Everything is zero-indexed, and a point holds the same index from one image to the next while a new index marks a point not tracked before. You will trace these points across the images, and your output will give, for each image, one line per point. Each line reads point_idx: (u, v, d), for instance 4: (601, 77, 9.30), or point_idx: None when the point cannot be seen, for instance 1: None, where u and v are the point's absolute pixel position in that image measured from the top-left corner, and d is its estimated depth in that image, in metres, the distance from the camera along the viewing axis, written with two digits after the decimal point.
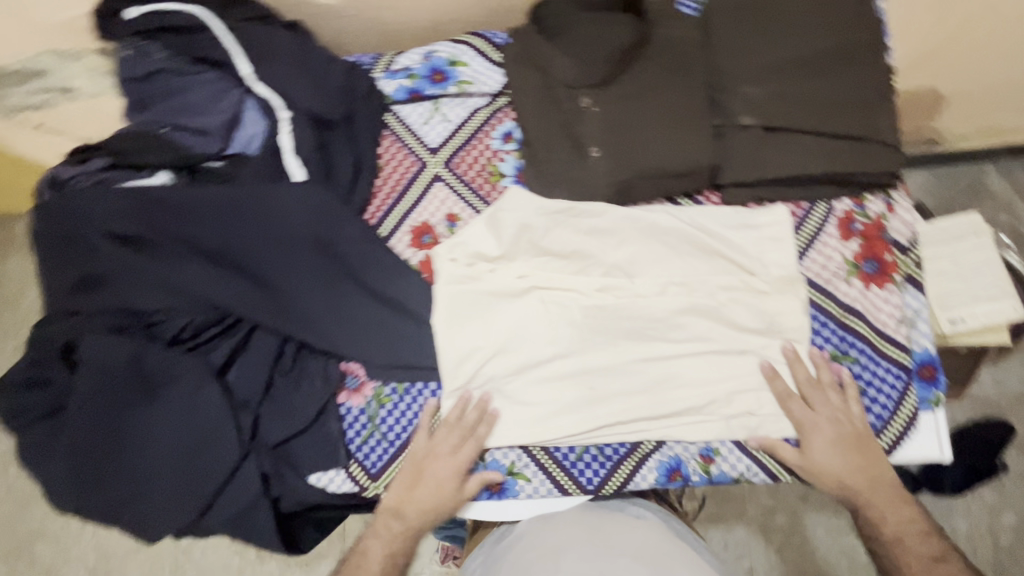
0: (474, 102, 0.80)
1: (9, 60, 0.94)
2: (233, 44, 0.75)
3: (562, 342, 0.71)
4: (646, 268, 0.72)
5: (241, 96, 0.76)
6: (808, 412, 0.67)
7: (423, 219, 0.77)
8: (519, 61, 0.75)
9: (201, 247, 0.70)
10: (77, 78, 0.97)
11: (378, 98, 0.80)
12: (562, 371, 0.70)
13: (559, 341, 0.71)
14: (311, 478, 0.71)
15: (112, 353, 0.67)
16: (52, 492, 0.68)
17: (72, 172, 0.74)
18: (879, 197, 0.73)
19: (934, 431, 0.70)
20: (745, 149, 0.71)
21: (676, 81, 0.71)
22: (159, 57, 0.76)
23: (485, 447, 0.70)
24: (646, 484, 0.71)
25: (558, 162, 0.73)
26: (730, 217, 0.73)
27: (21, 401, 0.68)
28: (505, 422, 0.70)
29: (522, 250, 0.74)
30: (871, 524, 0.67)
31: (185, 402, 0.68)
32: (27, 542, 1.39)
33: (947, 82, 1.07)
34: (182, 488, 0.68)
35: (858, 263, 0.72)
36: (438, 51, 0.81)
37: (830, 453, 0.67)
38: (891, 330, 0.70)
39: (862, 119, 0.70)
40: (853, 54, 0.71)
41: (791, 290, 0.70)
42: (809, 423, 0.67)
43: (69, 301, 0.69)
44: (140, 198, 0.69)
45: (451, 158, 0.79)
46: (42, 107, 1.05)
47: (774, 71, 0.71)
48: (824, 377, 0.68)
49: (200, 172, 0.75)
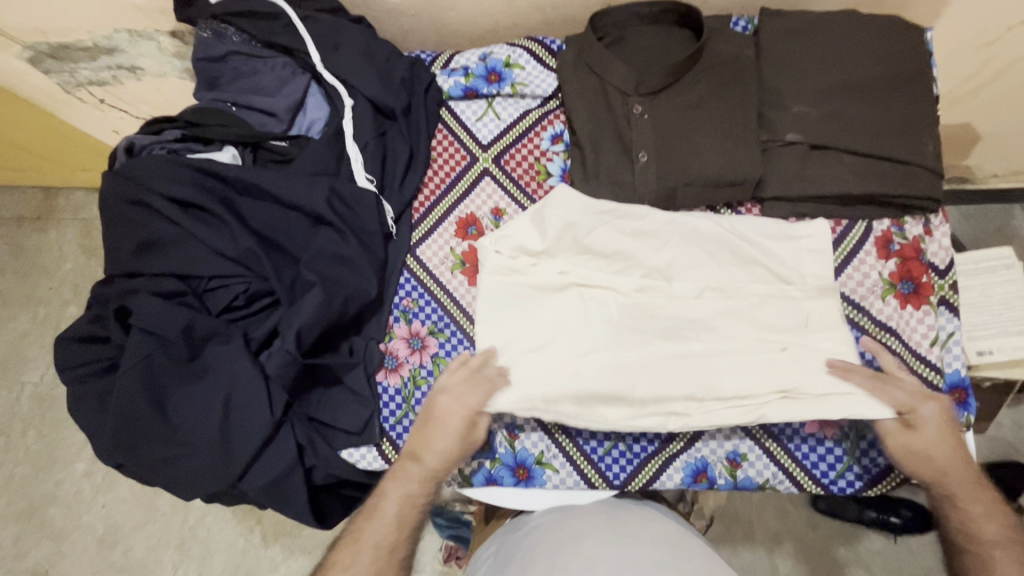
0: (526, 103, 0.83)
1: (85, 36, 0.99)
2: (305, 32, 0.79)
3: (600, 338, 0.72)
4: (685, 272, 0.74)
5: (308, 82, 0.80)
6: (904, 394, 0.66)
7: (470, 211, 0.80)
8: (575, 67, 0.78)
9: (253, 223, 0.72)
10: (146, 57, 1.02)
11: (436, 95, 0.84)
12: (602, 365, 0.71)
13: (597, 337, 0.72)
14: (344, 452, 0.74)
15: (167, 316, 0.68)
16: (98, 446, 0.69)
17: (145, 141, 0.77)
18: (918, 220, 0.75)
19: (961, 453, 0.71)
20: (790, 165, 0.73)
21: (726, 95, 0.74)
22: (236, 40, 0.80)
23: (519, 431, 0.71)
24: (671, 483, 0.73)
25: (606, 164, 0.76)
26: (770, 228, 0.74)
27: (76, 355, 0.71)
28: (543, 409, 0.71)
29: (565, 247, 0.75)
30: (964, 519, 0.66)
31: (234, 369, 0.69)
32: (40, 505, 1.41)
33: (984, 120, 1.10)
34: (224, 451, 0.68)
35: (893, 283, 0.73)
36: (495, 52, 0.83)
37: (930, 433, 0.66)
38: (924, 351, 0.71)
39: (905, 144, 0.72)
40: (899, 81, 0.74)
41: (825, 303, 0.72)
42: (908, 405, 0.65)
43: (131, 263, 0.71)
44: (210, 169, 0.72)
45: (500, 155, 0.82)
46: (110, 82, 1.11)
47: (822, 93, 0.74)
48: (890, 362, 0.69)
49: (264, 149, 0.79)
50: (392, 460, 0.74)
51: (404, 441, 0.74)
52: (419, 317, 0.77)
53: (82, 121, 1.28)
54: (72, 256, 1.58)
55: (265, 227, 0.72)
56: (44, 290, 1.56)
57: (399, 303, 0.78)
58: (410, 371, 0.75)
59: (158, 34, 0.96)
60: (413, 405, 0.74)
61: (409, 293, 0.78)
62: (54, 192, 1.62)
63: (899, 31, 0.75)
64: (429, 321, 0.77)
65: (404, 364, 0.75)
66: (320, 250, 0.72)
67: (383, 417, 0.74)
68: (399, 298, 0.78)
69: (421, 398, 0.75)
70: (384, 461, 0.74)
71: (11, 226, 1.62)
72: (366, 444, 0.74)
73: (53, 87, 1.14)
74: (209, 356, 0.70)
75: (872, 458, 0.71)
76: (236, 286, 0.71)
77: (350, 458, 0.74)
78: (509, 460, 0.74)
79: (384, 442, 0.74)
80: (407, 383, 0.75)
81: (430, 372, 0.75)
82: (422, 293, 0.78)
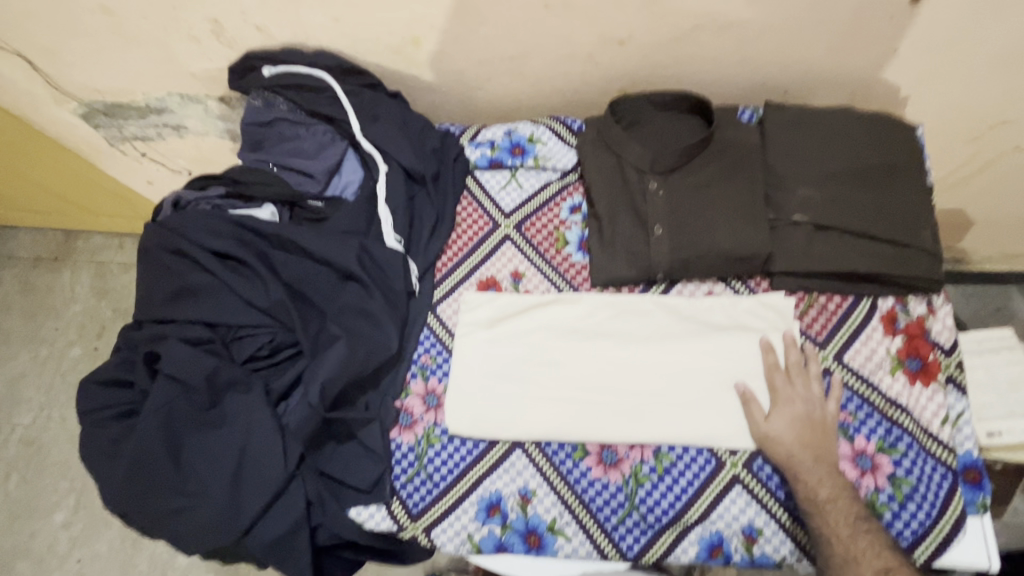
0: (548, 175, 0.89)
1: (139, 97, 1.06)
2: (347, 104, 0.86)
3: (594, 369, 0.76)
4: (649, 359, 0.76)
5: (346, 148, 0.86)
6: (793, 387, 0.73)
7: (491, 274, 0.84)
8: (595, 144, 0.85)
9: (286, 276, 0.75)
10: (191, 118, 1.10)
11: (463, 164, 0.90)
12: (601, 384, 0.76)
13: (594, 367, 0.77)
14: (351, 511, 0.73)
15: (195, 365, 0.70)
16: (110, 491, 0.68)
17: (192, 196, 0.82)
18: (921, 299, 0.78)
19: (981, 539, 0.70)
20: (797, 243, 0.77)
21: (734, 176, 0.79)
22: (283, 109, 0.87)
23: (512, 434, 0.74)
24: (686, 558, 0.70)
25: (624, 235, 0.80)
26: (753, 309, 0.78)
27: (100, 398, 0.71)
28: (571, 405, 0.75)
29: (527, 325, 0.79)
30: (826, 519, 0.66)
31: (248, 419, 0.69)
32: (11, 557, 1.35)
33: (975, 208, 1.17)
34: (233, 503, 0.67)
35: (901, 359, 0.75)
36: (519, 129, 0.90)
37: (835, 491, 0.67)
38: (935, 429, 0.72)
39: (904, 228, 0.77)
40: (897, 171, 0.80)
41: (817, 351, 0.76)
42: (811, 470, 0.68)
43: (165, 310, 0.73)
44: (246, 224, 0.76)
45: (521, 222, 0.86)
46: (154, 138, 1.18)
47: (825, 177, 0.79)
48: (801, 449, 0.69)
49: (300, 208, 0.83)
50: (400, 522, 0.73)
51: (413, 500, 0.74)
52: (436, 373, 0.78)
53: (117, 172, 1.35)
54: (82, 297, 1.60)
55: (297, 281, 0.75)
56: (50, 330, 1.58)
57: (418, 359, 0.79)
58: (424, 429, 0.76)
59: (207, 99, 1.04)
60: (425, 464, 0.75)
61: (428, 349, 0.80)
62: (75, 235, 1.67)
63: (893, 125, 0.82)
64: (445, 379, 0.78)
65: (419, 422, 0.76)
66: (346, 305, 0.75)
67: (394, 475, 0.74)
68: (418, 354, 0.80)
69: (434, 456, 0.75)
70: (393, 521, 0.73)
71: (27, 266, 1.65)
72: (374, 503, 0.73)
73: (97, 139, 1.21)
74: (229, 405, 0.70)
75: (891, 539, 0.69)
76: (262, 336, 0.73)
77: (358, 517, 0.73)
78: (520, 526, 0.72)
79: (394, 501, 0.74)
80: (421, 441, 0.75)
81: (444, 430, 0.76)
82: (440, 350, 0.80)
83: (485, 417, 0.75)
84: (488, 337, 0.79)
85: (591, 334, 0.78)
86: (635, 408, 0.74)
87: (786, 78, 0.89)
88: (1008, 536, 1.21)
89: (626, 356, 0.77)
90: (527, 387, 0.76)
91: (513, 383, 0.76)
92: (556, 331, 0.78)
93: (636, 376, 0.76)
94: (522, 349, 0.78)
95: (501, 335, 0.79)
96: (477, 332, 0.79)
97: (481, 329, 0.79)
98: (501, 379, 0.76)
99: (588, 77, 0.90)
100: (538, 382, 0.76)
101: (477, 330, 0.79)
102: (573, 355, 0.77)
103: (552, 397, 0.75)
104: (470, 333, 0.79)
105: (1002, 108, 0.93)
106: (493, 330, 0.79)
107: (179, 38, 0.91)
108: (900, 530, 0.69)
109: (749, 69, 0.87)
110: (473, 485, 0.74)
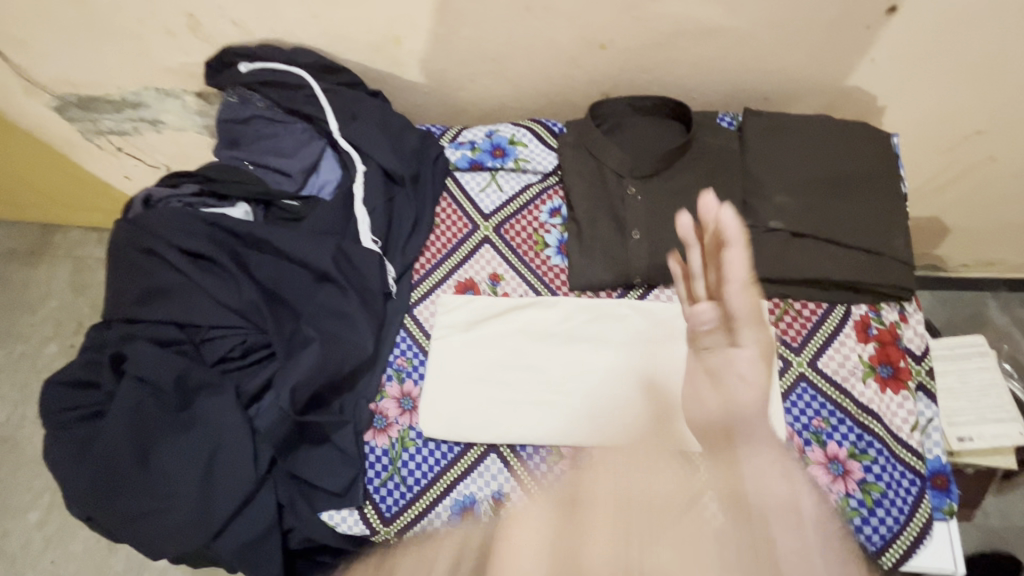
0: (528, 178, 0.88)
1: (114, 91, 1.04)
2: (325, 103, 0.85)
3: (570, 373, 0.76)
4: (626, 363, 0.76)
5: (323, 147, 0.85)
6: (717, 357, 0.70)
7: (469, 276, 0.83)
8: (575, 147, 0.84)
9: (258, 277, 0.73)
10: (168, 112, 1.08)
11: (443, 164, 0.88)
12: (578, 388, 0.76)
13: (570, 372, 0.76)
14: (323, 515, 0.72)
15: (162, 367, 0.68)
16: (74, 495, 0.67)
17: (164, 194, 0.81)
18: (894, 306, 0.79)
19: (947, 544, 0.71)
20: (773, 249, 0.78)
21: (712, 182, 0.80)
22: (259, 106, 0.86)
23: (487, 438, 0.74)
24: None
25: (602, 239, 0.80)
26: None
27: (64, 399, 0.70)
28: (546, 410, 0.75)
29: (501, 329, 0.79)
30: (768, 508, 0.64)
31: (217, 421, 0.68)
32: None
33: (952, 216, 1.19)
34: (201, 507, 0.66)
35: (873, 365, 0.76)
36: (500, 131, 0.90)
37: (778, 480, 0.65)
38: (905, 435, 0.73)
39: (879, 236, 0.78)
40: (873, 179, 0.81)
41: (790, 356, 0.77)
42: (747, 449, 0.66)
43: (133, 310, 0.71)
44: (219, 223, 0.74)
45: (500, 225, 0.86)
46: (130, 133, 1.16)
47: (802, 184, 0.80)
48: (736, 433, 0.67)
49: (276, 207, 0.82)
50: (373, 526, 0.73)
51: (386, 504, 0.73)
52: (412, 375, 0.78)
53: (94, 166, 1.32)
54: (57, 293, 1.57)
55: (270, 281, 0.74)
56: (24, 327, 1.54)
57: (394, 361, 0.79)
58: (398, 433, 0.75)
59: (184, 93, 1.02)
60: (399, 468, 0.74)
61: (404, 352, 0.79)
62: (50, 229, 1.63)
63: (870, 133, 0.83)
64: (421, 382, 0.77)
65: (393, 425, 0.75)
66: (321, 307, 0.74)
67: (367, 479, 0.73)
68: (394, 356, 0.79)
69: (408, 460, 0.74)
70: (365, 525, 0.73)
71: (0, 260, 1.61)
72: (346, 507, 0.72)
73: (72, 133, 1.19)
74: (198, 408, 0.69)
75: (859, 543, 0.70)
76: (233, 338, 0.71)
77: (330, 521, 0.72)
78: None
79: (367, 505, 0.73)
80: (395, 444, 0.75)
81: (418, 434, 0.75)
82: (416, 353, 0.79)
83: (455, 423, 0.74)
84: (462, 340, 0.78)
85: (567, 339, 0.78)
86: (610, 412, 0.74)
87: (766, 85, 0.89)
88: (979, 538, 1.24)
89: (603, 360, 0.77)
90: (501, 391, 0.76)
91: (485, 387, 0.76)
92: (531, 334, 0.78)
93: (612, 380, 0.76)
94: (496, 353, 0.78)
95: (474, 339, 0.78)
96: (451, 334, 0.79)
97: (455, 331, 0.79)
98: (473, 384, 0.76)
99: (570, 79, 0.90)
100: (513, 387, 0.76)
101: (451, 332, 0.79)
102: (549, 360, 0.77)
103: (528, 401, 0.75)
104: (445, 336, 0.79)
105: (979, 118, 0.95)
106: (467, 332, 0.79)
107: (155, 31, 0.89)
108: (868, 535, 0.70)
109: (731, 75, 0.88)
110: (447, 489, 0.73)
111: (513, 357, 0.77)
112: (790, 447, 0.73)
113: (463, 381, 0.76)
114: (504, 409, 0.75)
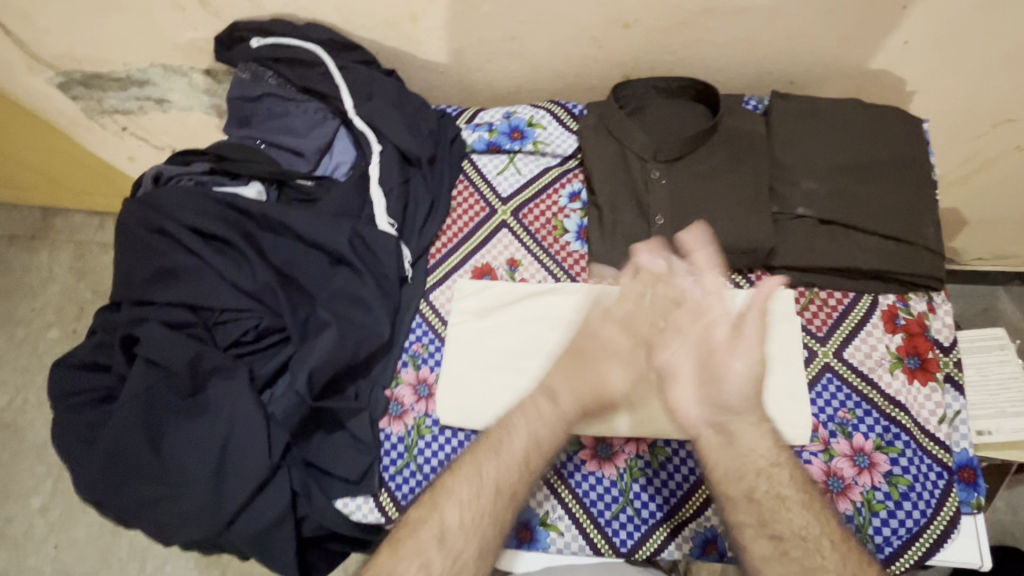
0: (547, 161, 0.86)
1: (120, 68, 1.01)
2: (339, 80, 0.82)
3: None
4: None
5: (337, 126, 0.82)
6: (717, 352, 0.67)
7: (486, 261, 0.81)
8: (596, 130, 0.82)
9: (272, 259, 0.71)
10: (174, 91, 1.05)
11: (459, 147, 0.86)
12: None
13: None
14: (338, 503, 0.71)
15: (174, 350, 0.66)
16: (85, 481, 0.65)
17: (174, 172, 0.78)
18: (923, 297, 0.77)
19: (973, 538, 0.70)
20: (800, 237, 0.76)
21: (738, 166, 0.77)
22: (271, 83, 0.83)
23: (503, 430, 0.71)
24: (679, 554, 0.70)
25: (625, 224, 0.78)
26: (757, 300, 0.76)
27: (74, 381, 0.68)
28: None
29: (521, 316, 0.76)
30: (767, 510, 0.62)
31: (231, 406, 0.67)
32: None
33: (970, 207, 1.17)
34: (215, 494, 0.65)
35: (900, 357, 0.74)
36: (518, 112, 0.88)
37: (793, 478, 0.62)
38: (932, 427, 0.71)
39: (908, 223, 0.76)
40: (903, 165, 0.78)
41: (817, 347, 0.75)
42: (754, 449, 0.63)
43: (144, 292, 0.69)
44: (230, 203, 0.72)
45: (519, 209, 0.84)
46: (135, 113, 1.13)
47: (831, 170, 0.77)
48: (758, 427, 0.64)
49: (289, 187, 0.79)
50: (389, 514, 0.71)
51: (402, 493, 0.71)
52: (429, 362, 0.76)
53: (98, 148, 1.29)
54: (59, 278, 1.55)
55: (284, 263, 0.71)
56: (25, 311, 1.52)
57: (410, 347, 0.77)
58: (414, 420, 0.73)
59: (192, 71, 0.99)
60: (415, 456, 0.72)
61: (420, 338, 0.77)
62: (51, 212, 1.60)
63: (900, 118, 0.81)
64: (437, 368, 0.75)
65: (409, 412, 0.74)
66: (336, 291, 0.72)
67: (382, 466, 0.72)
68: (410, 342, 0.77)
69: (424, 448, 0.72)
70: (381, 514, 0.71)
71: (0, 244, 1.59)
72: (362, 494, 0.71)
73: (75, 111, 1.16)
74: (210, 393, 0.67)
75: (885, 537, 0.68)
76: (246, 321, 0.70)
77: (344, 510, 0.71)
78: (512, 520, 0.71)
79: (382, 493, 0.71)
80: (411, 431, 0.73)
81: (435, 421, 0.73)
82: (432, 339, 0.77)
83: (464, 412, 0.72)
84: (478, 327, 0.76)
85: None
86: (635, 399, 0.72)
87: (792, 68, 0.87)
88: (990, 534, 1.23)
89: None
90: (517, 380, 0.73)
91: (502, 374, 0.74)
92: (552, 322, 0.75)
93: None
94: (512, 341, 0.75)
95: (489, 327, 0.76)
96: (468, 319, 0.76)
97: (472, 316, 0.77)
98: (486, 372, 0.74)
99: (591, 60, 0.87)
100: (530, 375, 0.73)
101: (467, 315, 0.77)
102: (570, 348, 0.74)
103: None
104: (464, 321, 0.77)
105: (1008, 105, 0.92)
106: (485, 318, 0.77)
107: (163, 5, 0.86)
108: (894, 528, 0.68)
109: (758, 57, 0.85)
110: None
111: (535, 345, 0.75)
112: (815, 439, 0.71)
113: (477, 367, 0.74)
114: (519, 397, 0.72)
